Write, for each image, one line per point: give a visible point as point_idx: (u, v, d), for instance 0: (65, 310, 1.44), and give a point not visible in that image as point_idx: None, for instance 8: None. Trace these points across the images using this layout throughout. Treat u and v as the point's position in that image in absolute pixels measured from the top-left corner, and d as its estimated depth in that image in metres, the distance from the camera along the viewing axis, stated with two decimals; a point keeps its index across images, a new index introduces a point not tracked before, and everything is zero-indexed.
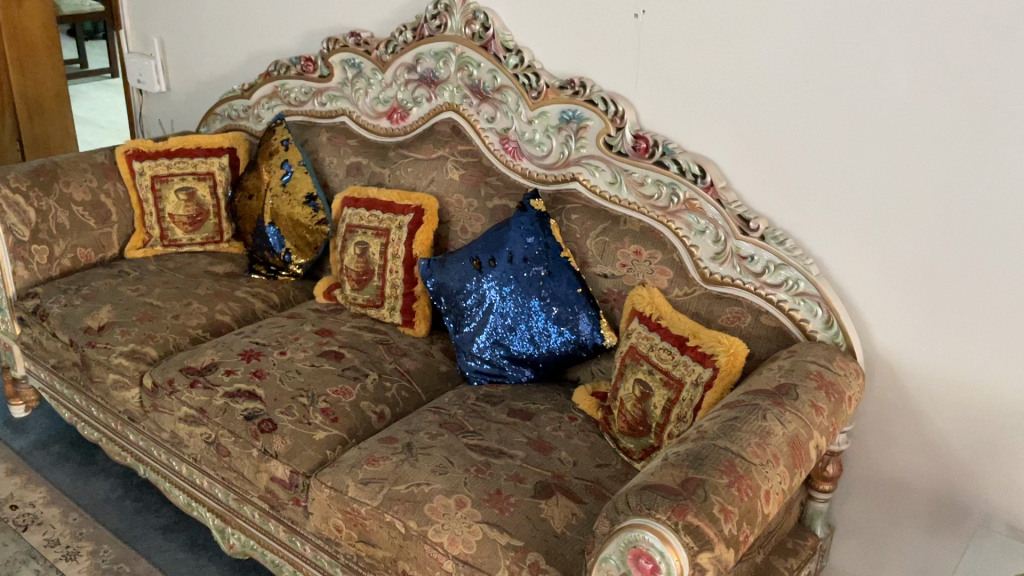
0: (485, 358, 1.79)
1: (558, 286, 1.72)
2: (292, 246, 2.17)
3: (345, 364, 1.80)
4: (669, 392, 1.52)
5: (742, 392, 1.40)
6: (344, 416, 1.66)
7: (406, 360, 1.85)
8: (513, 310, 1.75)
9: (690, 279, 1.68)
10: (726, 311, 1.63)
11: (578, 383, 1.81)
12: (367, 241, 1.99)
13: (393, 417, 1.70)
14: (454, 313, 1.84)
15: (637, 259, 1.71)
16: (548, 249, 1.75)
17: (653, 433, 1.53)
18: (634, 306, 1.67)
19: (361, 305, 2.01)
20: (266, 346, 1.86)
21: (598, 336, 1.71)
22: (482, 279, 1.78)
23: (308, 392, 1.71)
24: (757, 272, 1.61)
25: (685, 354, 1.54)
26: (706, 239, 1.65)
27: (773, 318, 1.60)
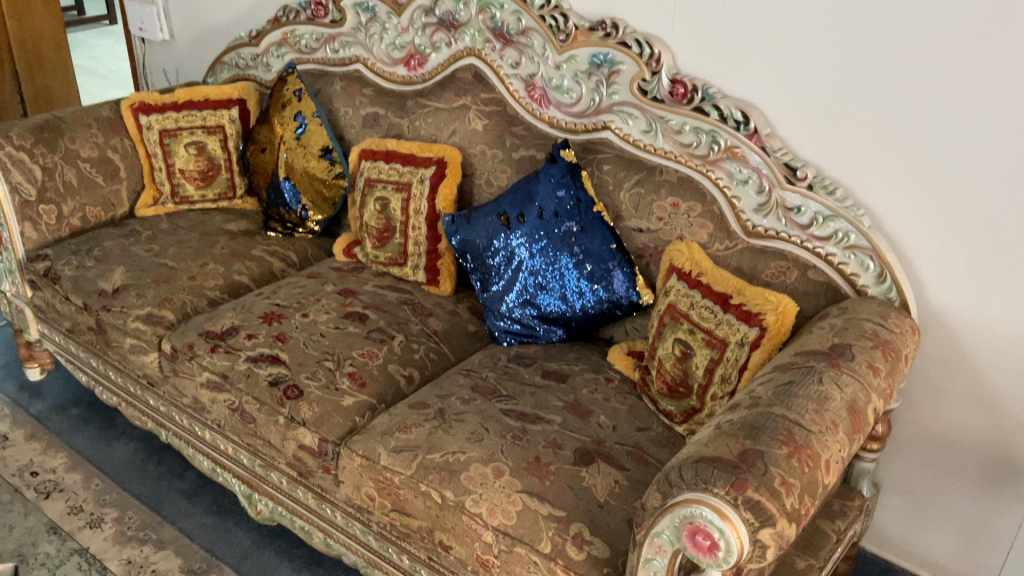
0: (515, 317, 1.72)
1: (592, 242, 1.64)
2: (308, 202, 2.09)
3: (370, 326, 1.73)
4: (713, 353, 1.47)
5: (794, 354, 1.33)
6: (373, 381, 1.60)
7: (433, 321, 1.78)
8: (545, 267, 1.68)
9: (731, 233, 1.60)
10: (771, 266, 1.55)
11: (612, 342, 1.75)
12: (387, 196, 1.91)
13: (423, 380, 1.65)
14: (482, 271, 1.77)
15: (675, 212, 1.63)
16: (580, 203, 1.66)
17: (695, 395, 1.48)
18: (673, 262, 1.60)
19: (383, 264, 1.94)
20: (287, 308, 1.79)
21: (634, 294, 1.64)
22: (512, 235, 1.70)
23: (335, 356, 1.65)
24: (804, 224, 1.52)
25: (729, 313, 1.48)
26: (749, 189, 1.57)
27: (820, 271, 1.52)
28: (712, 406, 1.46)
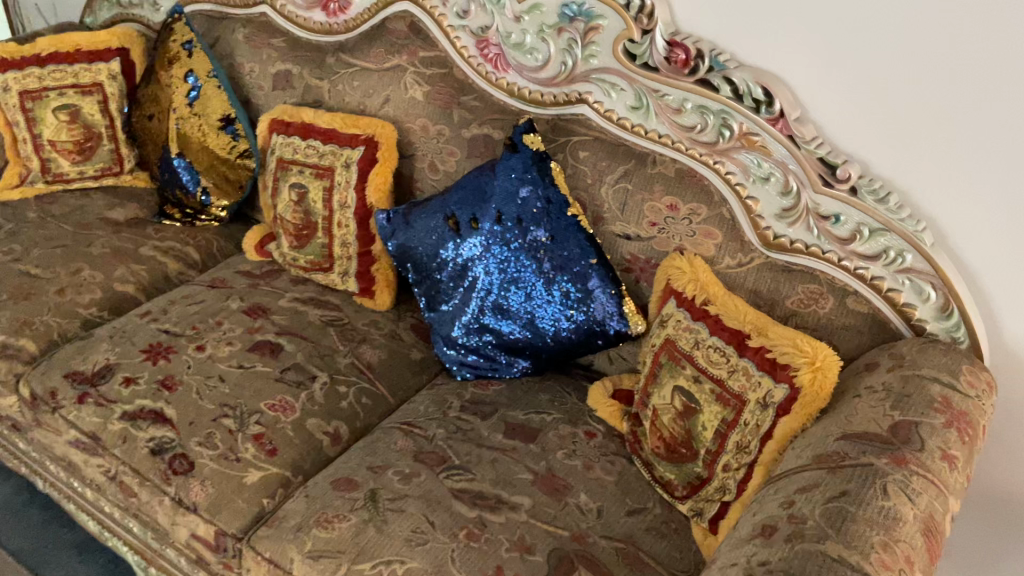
0: (470, 346, 1.36)
1: (567, 254, 1.26)
2: (209, 184, 1.67)
3: (284, 362, 1.36)
4: (727, 411, 1.14)
5: (841, 437, 0.99)
6: (286, 446, 1.24)
7: (366, 350, 1.41)
8: (506, 287, 1.30)
9: (746, 244, 1.23)
10: (798, 290, 1.19)
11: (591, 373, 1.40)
12: (305, 184, 1.50)
13: (352, 437, 1.29)
14: (426, 285, 1.40)
15: (672, 217, 1.25)
16: (550, 204, 1.27)
17: (702, 461, 1.16)
18: (671, 281, 1.24)
19: (303, 268, 1.55)
20: (179, 338, 1.40)
21: (622, 323, 1.27)
22: (463, 245, 1.32)
23: (236, 410, 1.28)
24: (843, 237, 1.16)
25: (746, 359, 1.13)
26: (771, 189, 1.20)
27: (863, 299, 1.16)
28: (725, 480, 1.13)
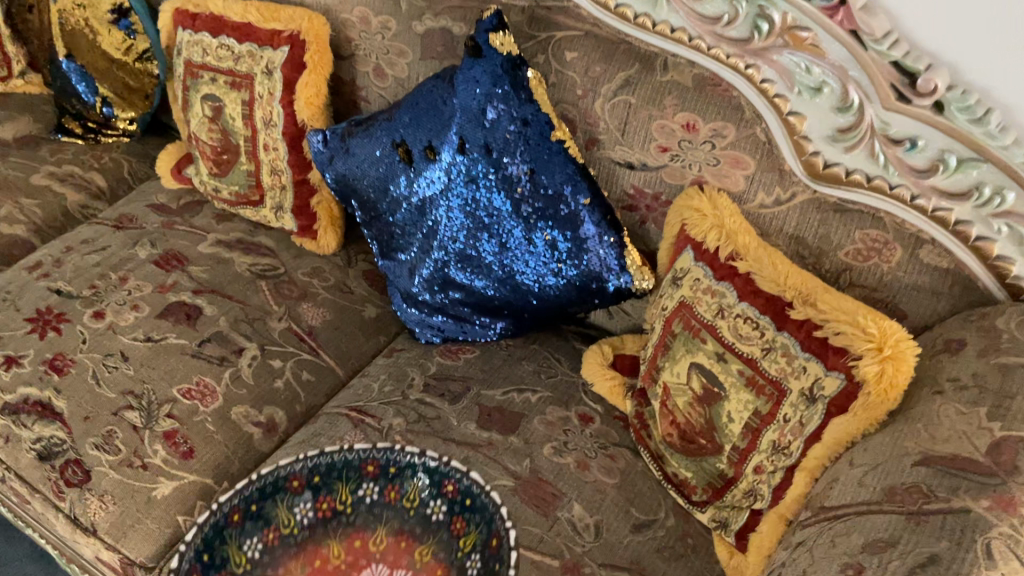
0: (435, 304, 1.10)
1: (550, 192, 0.97)
2: (108, 92, 1.36)
3: (203, 332, 1.09)
4: (760, 401, 0.88)
5: (921, 462, 0.74)
6: (206, 446, 0.99)
7: (307, 309, 1.15)
8: (475, 234, 1.02)
9: (787, 176, 0.93)
10: (852, 238, 0.91)
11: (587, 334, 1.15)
12: (219, 96, 1.18)
13: (291, 425, 1.04)
14: (377, 228, 1.12)
15: (689, 140, 0.95)
16: (526, 126, 0.96)
17: (727, 458, 0.91)
18: (686, 225, 0.97)
19: (228, 201, 1.26)
20: (72, 302, 1.13)
21: (623, 277, 0.99)
22: (418, 180, 1.03)
23: (143, 399, 1.02)
24: (919, 169, 0.87)
25: (786, 335, 0.86)
26: (822, 102, 0.89)
27: (942, 250, 0.88)
28: (756, 483, 0.89)
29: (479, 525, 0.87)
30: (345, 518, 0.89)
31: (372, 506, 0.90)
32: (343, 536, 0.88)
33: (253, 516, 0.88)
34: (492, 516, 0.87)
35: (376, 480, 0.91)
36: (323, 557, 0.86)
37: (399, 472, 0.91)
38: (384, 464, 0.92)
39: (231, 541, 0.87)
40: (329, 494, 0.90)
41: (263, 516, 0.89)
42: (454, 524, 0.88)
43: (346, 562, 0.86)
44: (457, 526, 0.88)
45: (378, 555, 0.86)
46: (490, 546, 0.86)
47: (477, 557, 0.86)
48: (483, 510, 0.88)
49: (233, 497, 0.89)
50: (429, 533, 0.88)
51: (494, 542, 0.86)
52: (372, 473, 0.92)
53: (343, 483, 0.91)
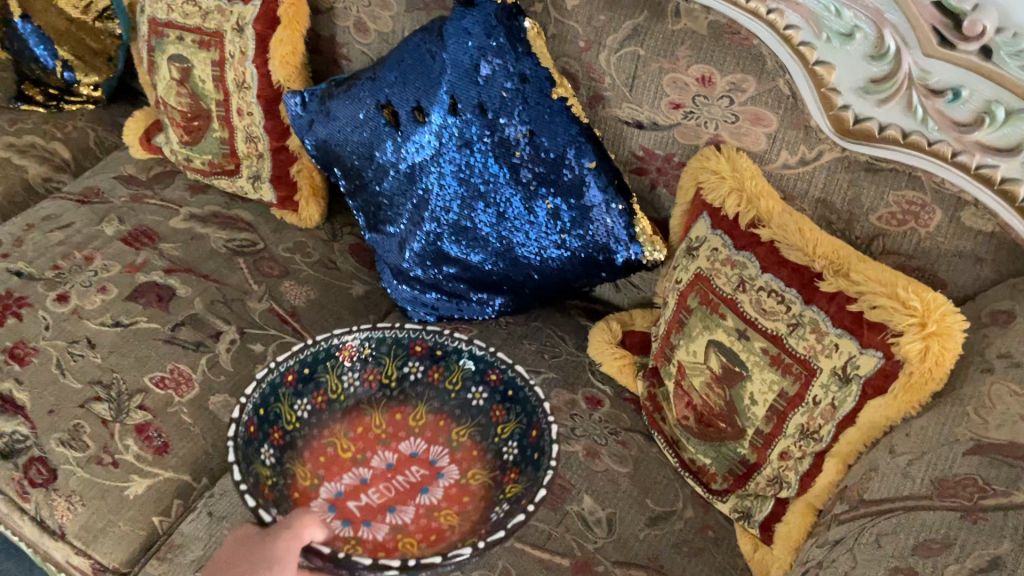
0: (428, 280, 1.02)
1: (551, 156, 0.88)
2: (69, 56, 1.25)
3: (176, 316, 1.01)
4: (787, 382, 0.80)
5: (974, 450, 0.66)
6: (182, 440, 0.91)
7: (289, 288, 1.07)
8: (469, 203, 0.93)
9: (813, 132, 0.84)
10: (885, 201, 0.83)
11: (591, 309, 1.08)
12: (187, 56, 1.08)
13: None
14: (363, 198, 1.03)
15: (704, 96, 0.87)
16: (525, 83, 0.88)
17: (749, 443, 0.84)
18: (702, 190, 0.89)
19: (201, 171, 1.17)
20: (32, 285, 1.03)
21: (632, 246, 0.91)
22: (406, 145, 0.94)
23: (112, 390, 0.94)
24: (963, 123, 0.77)
25: (815, 308, 0.78)
26: (854, 49, 0.80)
27: (987, 213, 0.79)
28: (781, 470, 0.82)
29: (519, 415, 0.77)
30: (388, 394, 0.83)
31: (419, 390, 0.83)
32: (387, 410, 0.82)
33: (305, 380, 0.79)
34: (533, 411, 0.75)
35: (423, 359, 0.83)
36: (365, 425, 0.81)
37: (448, 356, 0.83)
38: (434, 344, 0.83)
39: (283, 401, 0.76)
40: (377, 366, 0.83)
41: (314, 379, 0.80)
42: (494, 413, 0.80)
43: (387, 433, 0.81)
44: (496, 416, 0.80)
45: (415, 436, 0.81)
46: (529, 436, 0.75)
47: (514, 446, 0.76)
48: (525, 402, 0.77)
49: (289, 358, 0.77)
50: (469, 418, 0.81)
51: (534, 434, 0.74)
52: (421, 352, 0.83)
53: (394, 355, 0.83)
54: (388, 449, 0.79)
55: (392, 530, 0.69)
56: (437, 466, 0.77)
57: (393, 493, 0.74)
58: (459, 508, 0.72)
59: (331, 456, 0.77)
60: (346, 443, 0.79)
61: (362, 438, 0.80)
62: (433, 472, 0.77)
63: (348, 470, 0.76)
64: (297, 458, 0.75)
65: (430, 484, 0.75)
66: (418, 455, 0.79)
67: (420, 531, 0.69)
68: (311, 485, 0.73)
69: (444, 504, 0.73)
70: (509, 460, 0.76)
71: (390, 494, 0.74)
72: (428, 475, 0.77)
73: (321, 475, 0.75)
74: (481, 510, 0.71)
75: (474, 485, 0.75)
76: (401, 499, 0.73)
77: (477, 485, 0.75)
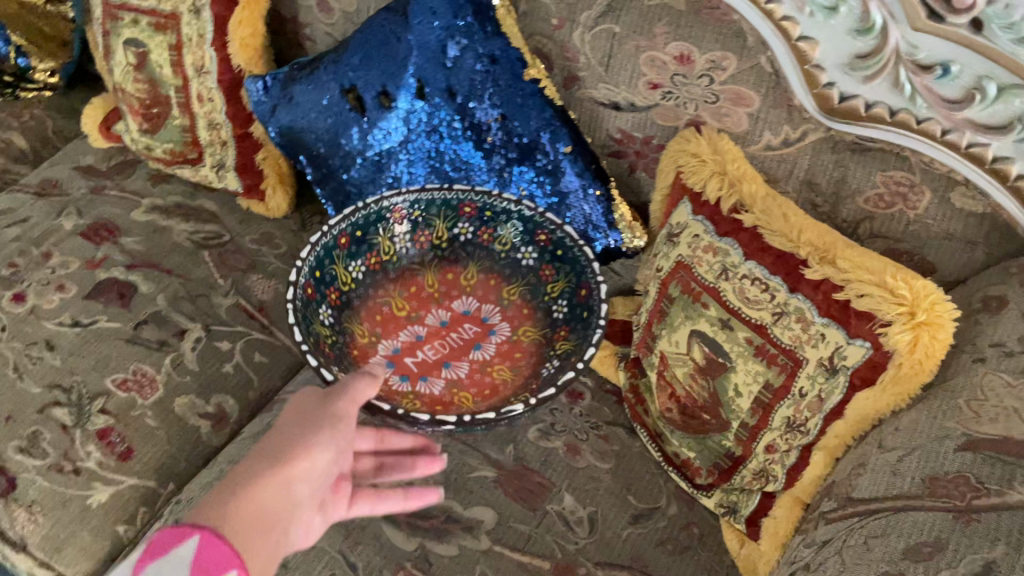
0: None
1: (525, 140, 0.85)
2: (20, 40, 1.17)
3: (139, 314, 0.97)
4: (772, 373, 0.77)
5: (966, 447, 0.64)
6: (147, 444, 0.88)
7: (258, 281, 1.03)
8: (442, 187, 0.92)
9: (797, 112, 0.80)
10: (873, 182, 0.79)
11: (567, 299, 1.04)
12: (142, 41, 1.02)
13: (244, 414, 0.93)
14: (331, 186, 0.98)
15: (683, 74, 0.83)
16: (494, 65, 0.84)
17: (734, 436, 0.81)
18: (681, 172, 0.86)
19: (162, 160, 1.12)
20: None
21: (610, 233, 0.88)
22: (373, 131, 0.90)
23: (72, 394, 0.90)
24: (953, 100, 0.73)
25: (800, 295, 0.75)
26: (838, 23, 0.74)
27: (978, 193, 0.76)
28: (767, 463, 0.79)
29: (568, 276, 0.84)
30: (437, 250, 0.89)
31: (466, 247, 0.89)
32: (436, 270, 0.89)
33: (359, 243, 0.86)
34: (583, 271, 0.82)
35: (473, 219, 0.89)
36: (418, 285, 0.88)
37: (498, 219, 0.88)
38: (483, 207, 0.88)
39: (338, 264, 0.84)
40: (428, 228, 0.89)
41: (367, 241, 0.86)
42: (542, 273, 0.86)
43: (439, 292, 0.88)
44: (543, 276, 0.86)
45: (471, 295, 0.87)
46: (578, 296, 0.82)
47: (563, 305, 0.83)
48: (574, 262, 0.83)
49: (341, 221, 0.84)
50: (519, 278, 0.87)
51: (582, 292, 0.82)
52: (469, 212, 0.89)
53: (444, 210, 0.89)
54: (441, 307, 0.86)
55: (447, 384, 0.78)
56: (487, 319, 0.85)
57: (448, 349, 0.82)
58: (512, 363, 0.81)
59: (387, 313, 0.85)
60: (398, 302, 0.86)
61: (414, 298, 0.87)
62: (485, 326, 0.84)
63: (404, 327, 0.84)
64: (354, 317, 0.84)
65: (482, 341, 0.83)
66: (469, 312, 0.86)
67: (472, 386, 0.78)
68: (368, 340, 0.82)
69: (497, 358, 0.81)
70: (559, 323, 0.83)
71: (446, 350, 0.82)
72: (480, 329, 0.84)
73: (375, 330, 0.84)
74: (530, 364, 0.80)
75: (527, 342, 0.83)
76: (455, 355, 0.81)
77: (532, 343, 0.82)
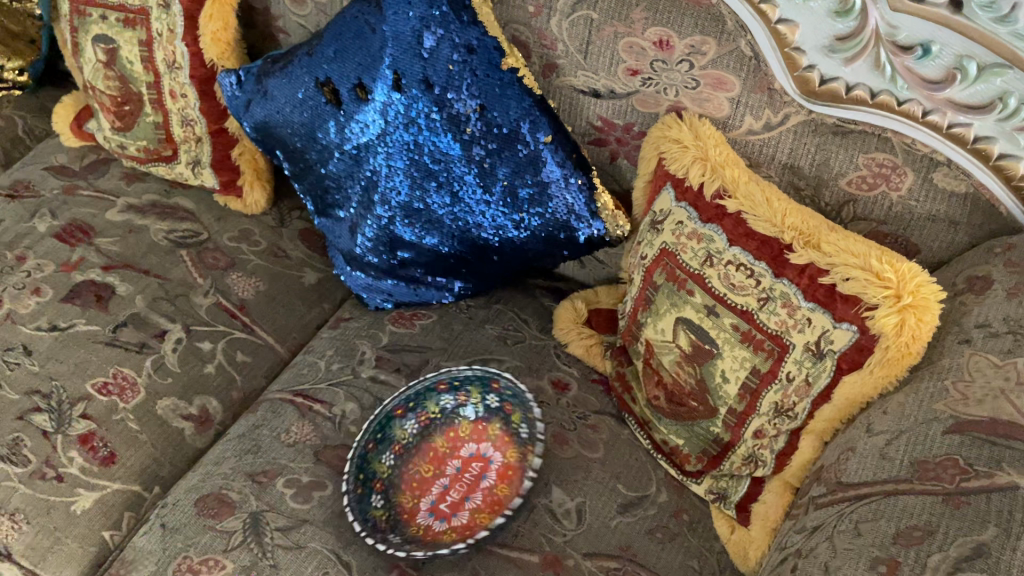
0: (383, 266, 0.97)
1: (504, 131, 0.83)
2: None
3: (117, 316, 0.95)
4: (759, 359, 0.76)
5: (954, 429, 0.63)
6: (130, 449, 0.86)
7: (237, 280, 1.02)
8: (422, 183, 0.89)
9: (777, 95, 0.80)
10: (855, 164, 0.79)
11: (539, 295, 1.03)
12: (111, 36, 1.01)
13: (227, 415, 0.92)
14: (309, 181, 0.97)
15: (663, 60, 0.82)
16: (471, 54, 0.82)
17: (722, 421, 0.81)
18: (664, 159, 0.84)
19: (136, 159, 1.10)
20: None
21: (593, 222, 0.87)
22: (350, 125, 0.88)
23: (52, 399, 0.88)
24: (933, 79, 0.73)
25: (786, 280, 0.74)
26: (818, 6, 0.74)
27: (960, 173, 0.75)
28: (756, 448, 0.79)
29: (520, 407, 0.83)
30: (447, 424, 0.87)
31: (465, 414, 0.87)
32: (443, 432, 0.87)
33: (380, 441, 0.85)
34: (529, 404, 0.82)
35: (451, 391, 0.87)
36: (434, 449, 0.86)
37: (469, 382, 0.87)
38: (456, 380, 0.87)
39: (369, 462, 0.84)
40: (426, 408, 0.87)
41: (387, 432, 0.86)
42: (506, 410, 0.85)
43: (447, 446, 0.86)
44: (508, 412, 0.85)
45: (470, 441, 0.86)
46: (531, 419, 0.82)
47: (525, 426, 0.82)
48: (519, 395, 0.83)
49: (362, 436, 0.84)
50: (498, 416, 0.85)
51: (534, 420, 0.82)
52: (446, 387, 0.87)
53: (429, 395, 0.87)
54: (450, 459, 0.85)
55: (473, 514, 0.81)
56: (487, 454, 0.84)
57: (467, 490, 0.83)
58: (506, 482, 0.81)
59: (419, 476, 0.84)
60: (424, 463, 0.85)
61: (434, 456, 0.86)
62: (484, 462, 0.84)
63: (432, 480, 0.84)
64: (398, 495, 0.83)
65: (485, 476, 0.83)
66: (474, 454, 0.85)
67: (488, 509, 0.81)
68: (413, 505, 0.83)
69: (495, 485, 0.82)
70: (526, 438, 0.82)
71: (465, 491, 0.83)
72: (482, 466, 0.84)
73: (416, 498, 0.83)
74: (517, 478, 0.81)
75: (513, 458, 0.82)
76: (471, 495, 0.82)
77: (515, 460, 0.82)
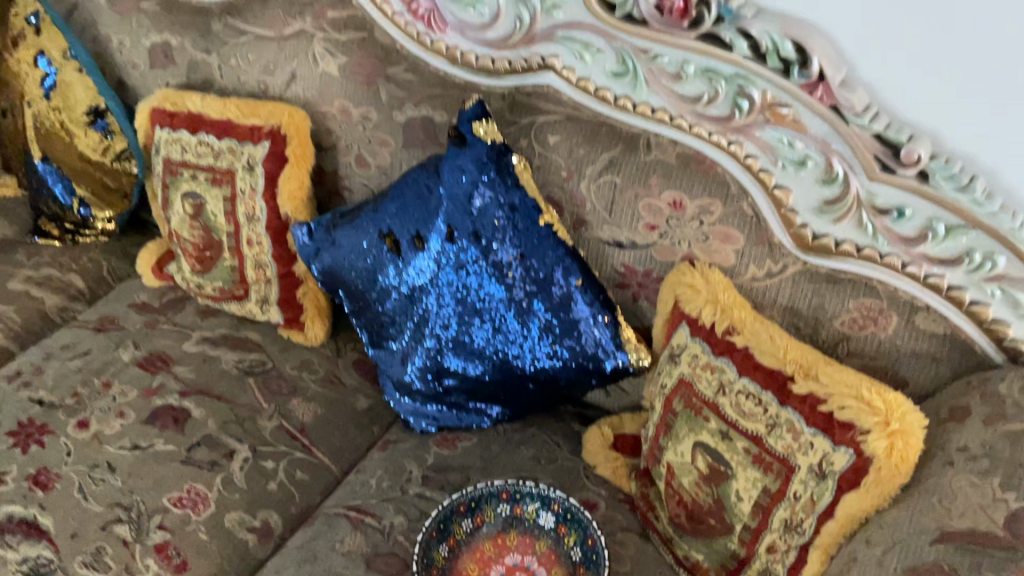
0: (430, 393, 1.09)
1: (541, 275, 0.97)
2: (86, 192, 1.33)
3: (191, 437, 1.06)
4: (768, 478, 0.86)
5: (940, 539, 0.72)
6: (200, 557, 0.95)
7: (299, 405, 1.13)
8: (467, 319, 1.02)
9: (776, 249, 0.93)
10: (848, 308, 0.91)
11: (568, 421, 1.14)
12: (200, 193, 1.18)
13: (286, 528, 1.01)
14: (367, 316, 1.10)
15: (676, 218, 0.96)
16: (514, 211, 0.97)
17: (738, 537, 0.89)
18: (680, 301, 0.97)
19: (211, 298, 1.25)
20: (54, 412, 1.09)
21: (618, 356, 0.98)
22: (407, 269, 1.02)
23: (132, 511, 0.98)
24: (908, 237, 0.86)
25: (789, 407, 0.85)
26: (806, 175, 0.90)
27: (937, 316, 0.87)
28: (769, 563, 0.86)
29: (579, 531, 0.91)
30: (495, 530, 0.95)
31: (514, 525, 0.95)
32: (494, 537, 0.94)
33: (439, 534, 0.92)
34: (588, 527, 0.90)
35: (511, 501, 0.95)
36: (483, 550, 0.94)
37: (528, 497, 0.94)
38: (519, 492, 0.94)
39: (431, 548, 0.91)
40: (485, 512, 0.95)
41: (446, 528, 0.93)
42: (560, 530, 0.93)
43: (493, 551, 0.94)
44: (561, 533, 0.93)
45: (515, 551, 0.93)
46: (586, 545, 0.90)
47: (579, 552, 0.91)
48: (581, 520, 0.91)
49: (430, 522, 0.91)
50: (545, 534, 0.94)
51: (590, 542, 0.90)
52: (507, 496, 0.95)
53: (490, 500, 0.95)
54: (496, 563, 0.93)
55: None
56: (531, 566, 0.92)
57: None
58: None
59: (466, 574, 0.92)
60: (472, 563, 0.92)
61: (481, 558, 0.93)
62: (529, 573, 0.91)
63: None
64: None
65: None
66: (518, 563, 0.92)
67: None
68: None
69: None
70: (577, 560, 0.91)
71: None
72: None
73: None
74: None
75: None
76: None
77: None
